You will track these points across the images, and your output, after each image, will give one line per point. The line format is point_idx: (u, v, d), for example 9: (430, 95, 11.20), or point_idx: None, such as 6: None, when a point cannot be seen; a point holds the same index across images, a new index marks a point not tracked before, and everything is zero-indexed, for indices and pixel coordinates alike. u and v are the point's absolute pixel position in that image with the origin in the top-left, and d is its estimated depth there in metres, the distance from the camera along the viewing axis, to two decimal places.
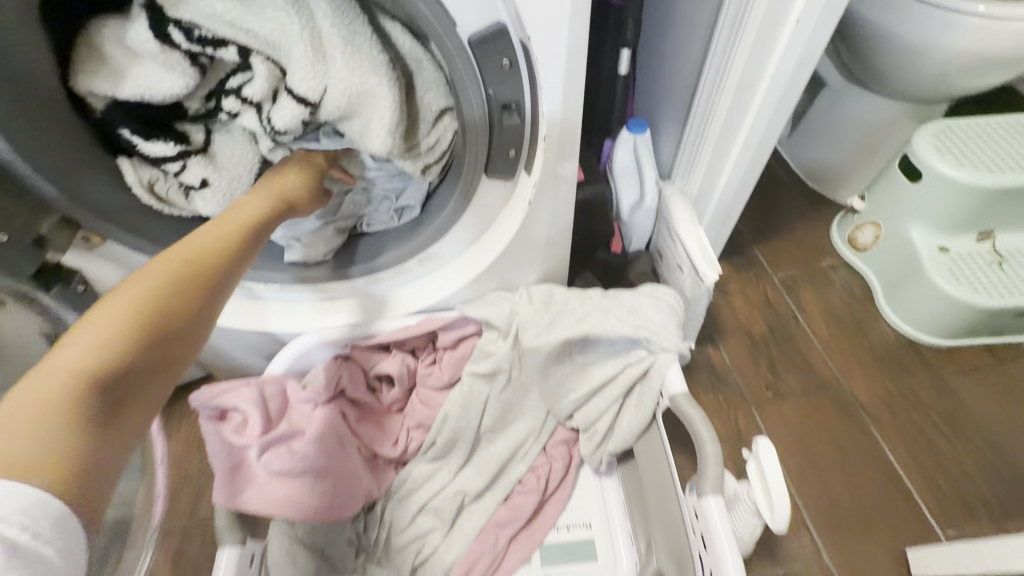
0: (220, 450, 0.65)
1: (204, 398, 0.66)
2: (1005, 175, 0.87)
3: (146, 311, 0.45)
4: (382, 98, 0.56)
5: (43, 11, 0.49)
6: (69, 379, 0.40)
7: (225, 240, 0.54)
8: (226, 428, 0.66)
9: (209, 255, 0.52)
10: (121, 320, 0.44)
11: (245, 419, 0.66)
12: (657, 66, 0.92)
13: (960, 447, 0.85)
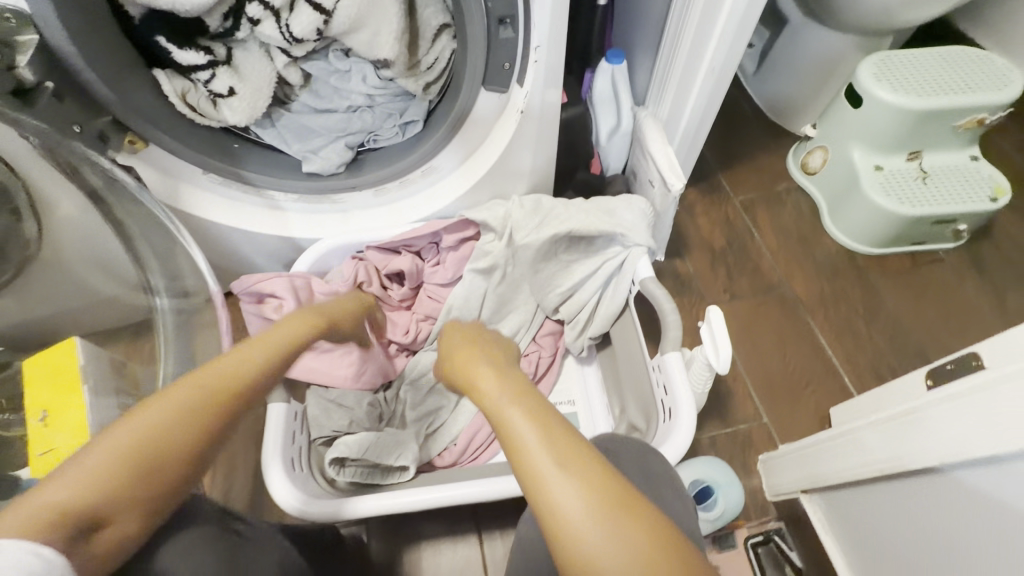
0: (263, 328, 0.81)
1: (245, 284, 0.80)
2: (929, 99, 0.99)
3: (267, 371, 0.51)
4: (390, 7, 0.68)
5: None
6: (227, 379, 0.47)
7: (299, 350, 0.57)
8: (265, 310, 0.81)
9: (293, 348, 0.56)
10: (265, 352, 0.52)
11: (281, 303, 0.80)
12: (631, 1, 1.02)
13: (877, 333, 1.04)
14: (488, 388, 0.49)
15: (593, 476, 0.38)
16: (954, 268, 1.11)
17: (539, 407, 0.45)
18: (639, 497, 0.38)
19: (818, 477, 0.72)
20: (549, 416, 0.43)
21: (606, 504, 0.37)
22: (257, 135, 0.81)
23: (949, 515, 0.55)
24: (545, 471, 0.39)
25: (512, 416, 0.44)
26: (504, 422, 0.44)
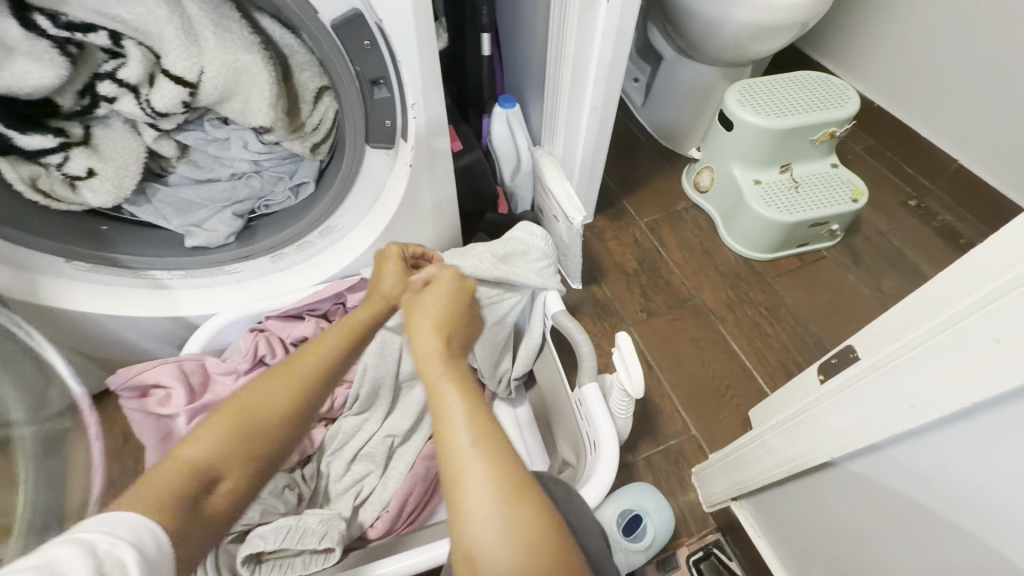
0: (149, 422, 0.75)
1: (124, 378, 0.76)
2: (786, 118, 1.11)
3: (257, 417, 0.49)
4: (259, 75, 0.66)
5: None
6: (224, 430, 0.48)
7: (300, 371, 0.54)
8: (149, 402, 0.75)
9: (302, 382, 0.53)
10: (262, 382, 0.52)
11: (167, 392, 0.75)
12: (517, 50, 1.09)
13: (782, 332, 1.12)
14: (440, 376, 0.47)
15: (507, 487, 0.40)
16: (836, 263, 1.23)
17: (476, 404, 0.45)
18: (543, 509, 0.40)
19: (742, 483, 0.74)
20: (497, 435, 0.43)
21: (509, 509, 0.39)
22: (130, 214, 0.76)
23: (848, 504, 0.58)
24: (471, 475, 0.40)
25: (450, 404, 0.45)
26: (443, 417, 0.44)
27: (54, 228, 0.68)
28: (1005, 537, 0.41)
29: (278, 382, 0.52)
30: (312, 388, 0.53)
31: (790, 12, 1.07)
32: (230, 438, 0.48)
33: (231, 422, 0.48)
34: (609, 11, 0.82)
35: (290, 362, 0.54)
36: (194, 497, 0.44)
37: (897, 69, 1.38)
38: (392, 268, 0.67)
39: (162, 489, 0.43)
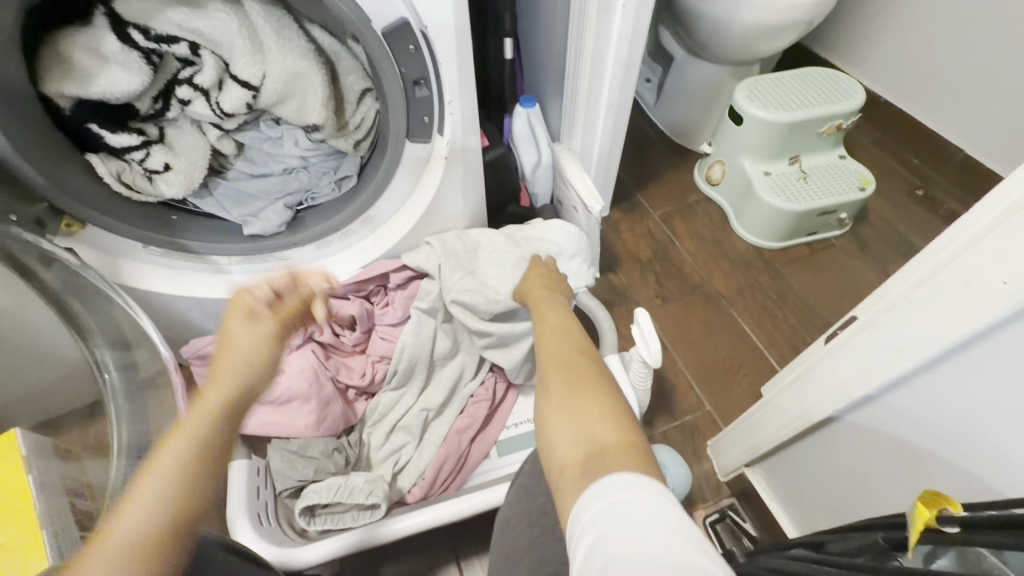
0: None
1: (197, 347, 0.82)
2: (793, 112, 1.17)
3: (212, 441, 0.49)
4: (312, 78, 0.75)
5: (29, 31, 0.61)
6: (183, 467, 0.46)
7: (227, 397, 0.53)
8: None
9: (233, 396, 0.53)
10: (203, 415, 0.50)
11: None
12: (536, 54, 1.17)
13: (793, 316, 1.17)
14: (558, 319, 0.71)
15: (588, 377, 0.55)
16: (844, 251, 1.27)
17: (575, 337, 0.65)
18: (610, 387, 0.52)
19: (754, 447, 0.80)
20: (588, 357, 0.59)
21: (585, 386, 0.53)
22: (195, 205, 0.84)
23: (851, 454, 0.64)
24: (562, 359, 0.59)
25: (558, 332, 0.66)
26: (548, 335, 0.66)
27: (134, 216, 0.76)
28: (987, 466, 0.47)
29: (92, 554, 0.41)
30: (213, 450, 0.49)
31: (795, 12, 1.13)
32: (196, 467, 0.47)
33: (188, 455, 0.47)
34: (624, 14, 0.89)
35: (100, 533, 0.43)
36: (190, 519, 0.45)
37: (901, 64, 1.43)
38: (243, 323, 0.61)
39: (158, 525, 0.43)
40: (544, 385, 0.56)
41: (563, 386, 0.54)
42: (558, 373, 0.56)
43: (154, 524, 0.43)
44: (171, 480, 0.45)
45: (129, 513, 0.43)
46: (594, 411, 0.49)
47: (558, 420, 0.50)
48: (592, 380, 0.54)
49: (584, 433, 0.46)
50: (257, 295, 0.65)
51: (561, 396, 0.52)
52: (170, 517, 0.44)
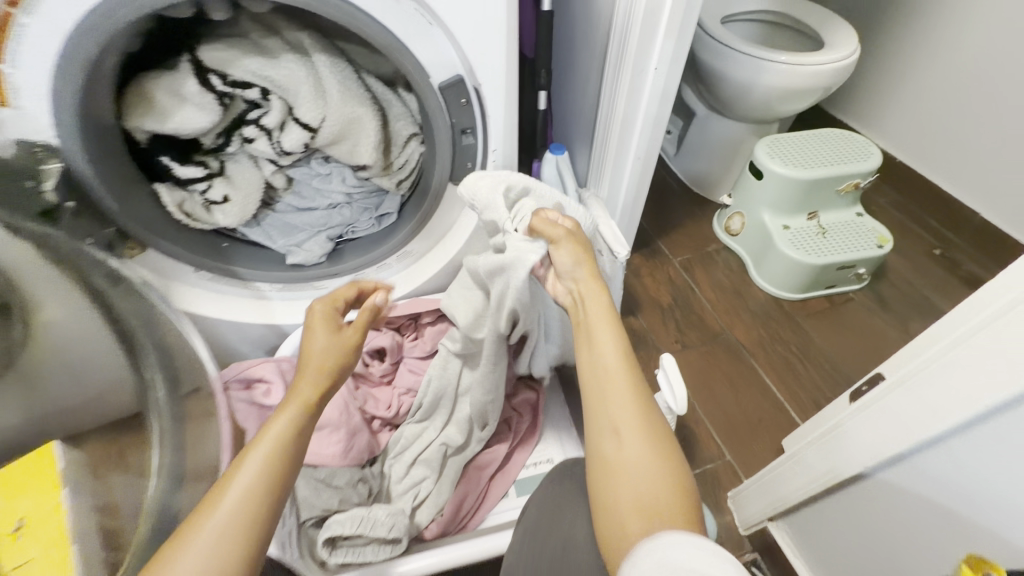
0: (252, 411, 0.83)
1: (234, 371, 0.83)
2: (812, 170, 1.22)
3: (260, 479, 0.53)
4: (368, 123, 0.80)
5: (122, 69, 0.68)
6: (234, 505, 0.51)
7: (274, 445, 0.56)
8: (254, 393, 0.83)
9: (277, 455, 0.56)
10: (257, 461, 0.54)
11: (269, 388, 0.83)
12: (567, 105, 1.24)
13: (814, 370, 1.17)
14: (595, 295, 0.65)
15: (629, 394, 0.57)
16: (863, 306, 1.29)
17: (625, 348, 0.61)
18: (670, 442, 0.54)
19: (777, 501, 0.80)
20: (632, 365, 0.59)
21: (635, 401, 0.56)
22: (243, 234, 0.89)
23: (881, 514, 0.64)
24: (616, 381, 0.58)
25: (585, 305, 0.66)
26: (597, 345, 0.61)
27: (191, 240, 0.81)
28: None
29: (201, 526, 0.50)
30: (258, 487, 0.53)
31: (814, 78, 1.19)
32: (245, 503, 0.52)
33: (237, 491, 0.52)
34: (655, 76, 0.96)
35: (204, 506, 0.52)
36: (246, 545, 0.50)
37: (916, 129, 1.49)
38: (323, 334, 0.67)
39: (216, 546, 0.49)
40: (602, 430, 0.55)
41: (629, 433, 0.54)
42: (620, 424, 0.55)
43: (252, 509, 0.52)
44: (262, 471, 0.54)
45: (232, 495, 0.52)
46: (652, 476, 0.51)
47: (619, 470, 0.52)
48: (651, 420, 0.55)
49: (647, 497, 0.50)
50: (326, 304, 0.71)
51: (612, 432, 0.55)
52: (237, 539, 0.50)
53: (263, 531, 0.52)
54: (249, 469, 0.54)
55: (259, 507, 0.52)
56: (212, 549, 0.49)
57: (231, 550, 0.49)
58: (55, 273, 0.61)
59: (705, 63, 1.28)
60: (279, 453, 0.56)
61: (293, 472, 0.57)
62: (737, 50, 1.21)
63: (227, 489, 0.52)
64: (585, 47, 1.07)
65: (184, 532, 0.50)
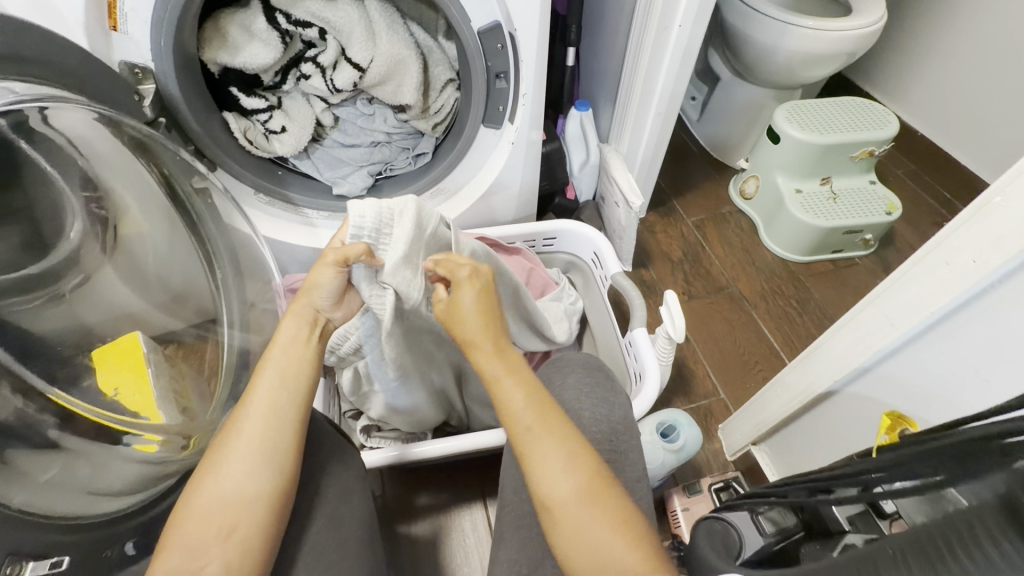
0: None
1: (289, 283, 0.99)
2: (829, 135, 1.26)
3: (256, 454, 0.52)
4: (411, 65, 0.89)
5: (206, 6, 0.78)
6: (230, 488, 0.50)
7: (256, 424, 0.53)
8: None
9: (261, 431, 0.53)
10: (241, 443, 0.52)
11: None
12: (594, 63, 1.29)
13: (813, 325, 1.24)
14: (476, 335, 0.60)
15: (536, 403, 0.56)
16: (867, 270, 1.35)
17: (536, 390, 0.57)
18: (602, 479, 0.52)
19: (760, 424, 0.89)
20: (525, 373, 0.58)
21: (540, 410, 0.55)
22: (295, 165, 0.99)
23: (847, 424, 0.73)
24: (526, 419, 0.55)
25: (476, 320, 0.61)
26: (506, 392, 0.57)
27: (253, 165, 0.91)
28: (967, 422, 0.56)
29: (235, 432, 0.53)
30: (254, 461, 0.51)
31: (838, 44, 1.22)
32: (243, 483, 0.50)
33: (231, 471, 0.51)
34: (679, 33, 1.01)
35: (234, 416, 0.55)
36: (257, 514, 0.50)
37: (943, 102, 1.51)
38: (321, 274, 0.62)
39: (227, 524, 0.49)
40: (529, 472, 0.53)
41: (560, 481, 0.51)
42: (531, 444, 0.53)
43: (274, 411, 0.54)
44: (282, 380, 0.57)
45: (256, 402, 0.55)
46: (597, 517, 0.50)
47: (563, 520, 0.50)
48: (579, 454, 0.53)
49: (591, 536, 0.49)
50: (337, 252, 0.61)
51: (547, 474, 0.52)
52: (243, 513, 0.49)
53: (297, 426, 0.55)
54: (265, 381, 0.56)
55: (284, 411, 0.55)
56: (248, 446, 0.52)
57: (265, 445, 0.52)
58: (145, 171, 0.74)
59: (732, 26, 1.32)
60: (294, 365, 0.58)
61: (311, 377, 0.59)
62: (764, 13, 1.24)
63: (250, 400, 0.55)
64: (613, 5, 1.13)
65: (222, 439, 0.53)
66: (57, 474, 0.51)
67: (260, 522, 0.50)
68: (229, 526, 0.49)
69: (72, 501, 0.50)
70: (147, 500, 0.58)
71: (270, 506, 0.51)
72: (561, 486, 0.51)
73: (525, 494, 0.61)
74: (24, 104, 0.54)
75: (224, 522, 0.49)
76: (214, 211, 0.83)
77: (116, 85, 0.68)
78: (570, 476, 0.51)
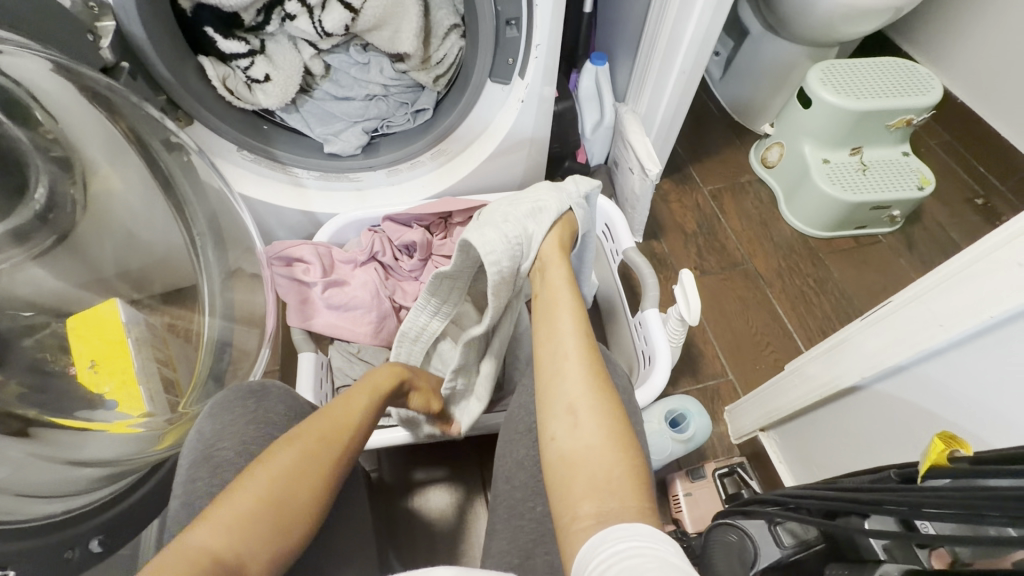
0: (291, 286, 0.92)
1: (277, 250, 0.92)
2: (866, 100, 1.15)
3: (329, 457, 0.52)
4: (409, 6, 0.78)
5: None
6: (292, 477, 0.49)
7: (333, 429, 0.55)
8: (295, 271, 0.93)
9: (337, 437, 0.55)
10: (315, 438, 0.53)
11: (309, 267, 0.93)
12: (614, 11, 1.17)
13: (829, 305, 1.19)
14: (559, 293, 0.61)
15: (594, 362, 0.55)
16: (890, 248, 1.28)
17: (597, 362, 0.55)
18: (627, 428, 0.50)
19: (772, 411, 0.85)
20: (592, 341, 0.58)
21: (596, 369, 0.54)
22: (282, 119, 0.89)
23: (871, 419, 0.70)
24: (577, 377, 0.54)
25: (557, 299, 0.61)
26: (565, 353, 0.56)
27: (234, 118, 0.82)
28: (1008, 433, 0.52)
29: (278, 450, 0.50)
30: (320, 462, 0.51)
31: None
32: (307, 479, 0.50)
33: (300, 461, 0.50)
34: None
35: (289, 435, 0.52)
36: (302, 517, 0.48)
37: (988, 66, 1.38)
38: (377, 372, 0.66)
39: (276, 513, 0.47)
40: (561, 403, 0.53)
41: (586, 421, 0.50)
42: (575, 402, 0.52)
43: (327, 448, 0.53)
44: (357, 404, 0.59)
45: (309, 433, 0.53)
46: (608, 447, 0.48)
47: (572, 467, 0.48)
48: (609, 402, 0.52)
49: (592, 469, 0.47)
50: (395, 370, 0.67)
51: (579, 424, 0.50)
52: (293, 511, 0.48)
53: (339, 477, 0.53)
54: (331, 418, 0.56)
55: (331, 453, 0.53)
56: (288, 469, 0.49)
57: (317, 479, 0.51)
58: (110, 126, 0.65)
59: None
60: (350, 412, 0.58)
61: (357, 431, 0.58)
62: None
63: (305, 427, 0.54)
64: None
65: (266, 454, 0.50)
66: (10, 474, 0.47)
67: (270, 561, 0.45)
68: (239, 556, 0.43)
69: (18, 502, 0.46)
70: (104, 501, 0.55)
71: (302, 530, 0.48)
72: (584, 433, 0.50)
73: (516, 482, 0.57)
74: None
75: (237, 552, 0.43)
76: (189, 170, 0.75)
77: (66, 22, 0.59)
78: (596, 426, 0.50)
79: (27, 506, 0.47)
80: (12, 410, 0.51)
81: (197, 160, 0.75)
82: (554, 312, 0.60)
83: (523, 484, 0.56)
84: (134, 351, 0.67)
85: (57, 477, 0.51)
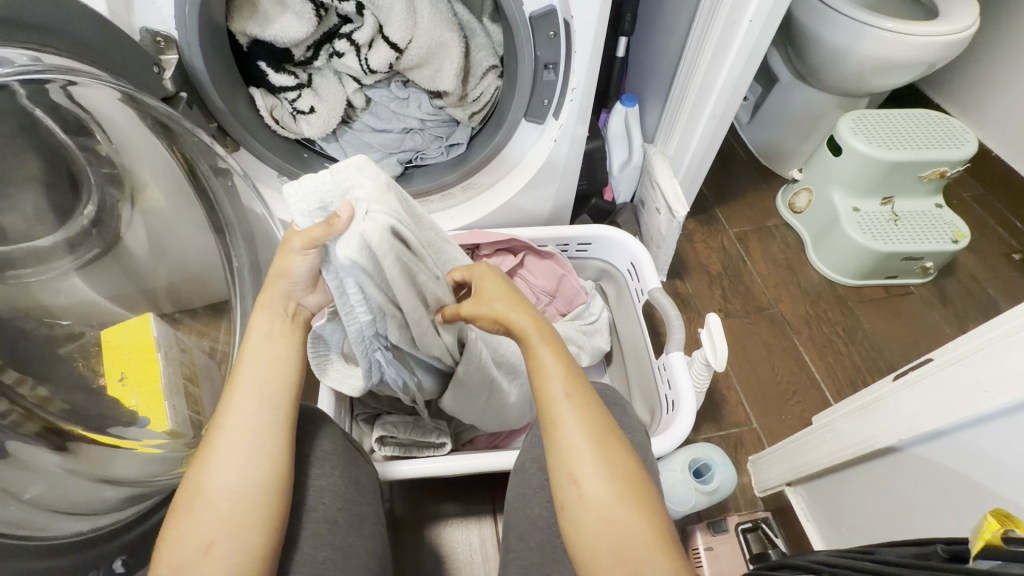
0: None
1: None
2: (898, 151, 1.15)
3: (252, 432, 0.49)
4: (451, 47, 0.81)
5: None
6: (220, 466, 0.48)
7: (249, 401, 0.51)
8: None
9: (258, 405, 0.51)
10: (237, 421, 0.50)
11: None
12: (646, 56, 1.20)
13: (859, 357, 1.15)
14: (542, 360, 0.53)
15: (587, 403, 0.51)
16: (923, 300, 1.24)
17: (595, 414, 0.50)
18: (632, 466, 0.48)
19: (801, 466, 0.82)
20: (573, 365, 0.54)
21: (583, 405, 0.51)
22: (321, 147, 0.93)
23: (910, 486, 0.66)
24: (581, 447, 0.48)
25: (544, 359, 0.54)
26: (557, 420, 0.50)
27: (278, 146, 0.86)
28: None
29: (215, 449, 0.49)
30: (250, 440, 0.49)
31: (920, 52, 1.11)
32: (239, 461, 0.48)
33: (226, 446, 0.49)
34: (748, 29, 0.91)
35: (213, 428, 0.50)
36: (251, 493, 0.47)
37: None
38: (289, 257, 0.53)
39: (227, 500, 0.46)
40: (570, 483, 0.48)
41: (599, 508, 0.46)
42: (577, 465, 0.48)
43: (258, 428, 0.50)
44: (272, 359, 0.53)
45: (238, 407, 0.50)
46: (631, 521, 0.46)
47: (590, 537, 0.46)
48: (612, 445, 0.49)
49: (612, 538, 0.45)
50: (302, 236, 0.52)
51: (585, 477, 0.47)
52: (239, 493, 0.47)
53: (286, 435, 0.51)
54: (246, 389, 0.51)
55: (264, 425, 0.50)
56: (218, 464, 0.48)
57: (251, 456, 0.48)
58: (164, 151, 0.68)
59: (800, 23, 1.20)
60: (275, 371, 0.53)
61: (291, 389, 0.53)
62: (839, 11, 1.12)
63: (226, 415, 0.50)
64: None
65: (199, 457, 0.49)
66: (41, 492, 0.48)
67: (240, 541, 0.45)
68: (209, 540, 0.45)
69: (51, 518, 0.48)
70: (132, 517, 0.55)
71: (261, 503, 0.47)
72: (606, 512, 0.46)
73: (532, 543, 0.53)
74: (50, 77, 0.50)
75: (206, 537, 0.45)
76: (236, 192, 0.76)
77: (133, 55, 0.60)
78: (606, 480, 0.47)
79: (57, 523, 0.48)
80: (50, 426, 0.53)
81: (239, 181, 0.75)
82: (542, 377, 0.53)
83: (539, 547, 0.52)
84: (164, 365, 0.69)
85: (81, 496, 0.52)
